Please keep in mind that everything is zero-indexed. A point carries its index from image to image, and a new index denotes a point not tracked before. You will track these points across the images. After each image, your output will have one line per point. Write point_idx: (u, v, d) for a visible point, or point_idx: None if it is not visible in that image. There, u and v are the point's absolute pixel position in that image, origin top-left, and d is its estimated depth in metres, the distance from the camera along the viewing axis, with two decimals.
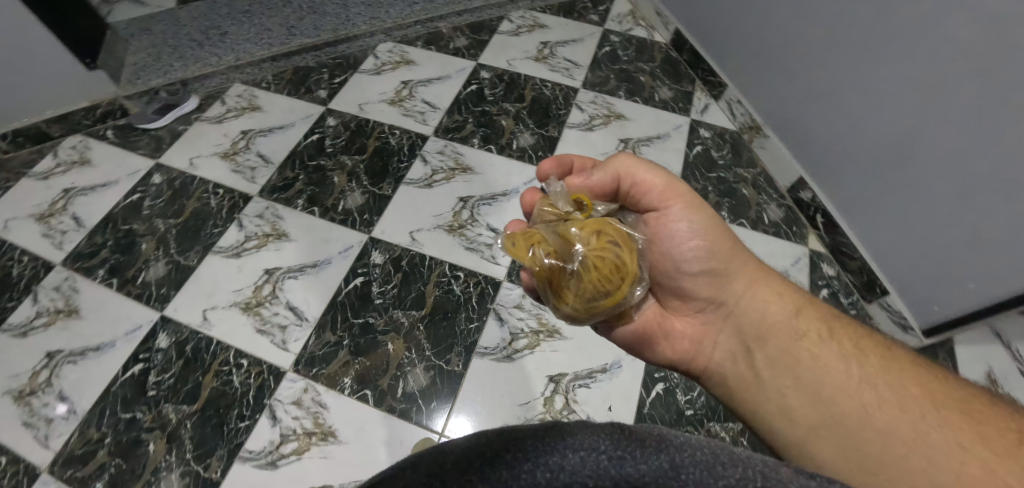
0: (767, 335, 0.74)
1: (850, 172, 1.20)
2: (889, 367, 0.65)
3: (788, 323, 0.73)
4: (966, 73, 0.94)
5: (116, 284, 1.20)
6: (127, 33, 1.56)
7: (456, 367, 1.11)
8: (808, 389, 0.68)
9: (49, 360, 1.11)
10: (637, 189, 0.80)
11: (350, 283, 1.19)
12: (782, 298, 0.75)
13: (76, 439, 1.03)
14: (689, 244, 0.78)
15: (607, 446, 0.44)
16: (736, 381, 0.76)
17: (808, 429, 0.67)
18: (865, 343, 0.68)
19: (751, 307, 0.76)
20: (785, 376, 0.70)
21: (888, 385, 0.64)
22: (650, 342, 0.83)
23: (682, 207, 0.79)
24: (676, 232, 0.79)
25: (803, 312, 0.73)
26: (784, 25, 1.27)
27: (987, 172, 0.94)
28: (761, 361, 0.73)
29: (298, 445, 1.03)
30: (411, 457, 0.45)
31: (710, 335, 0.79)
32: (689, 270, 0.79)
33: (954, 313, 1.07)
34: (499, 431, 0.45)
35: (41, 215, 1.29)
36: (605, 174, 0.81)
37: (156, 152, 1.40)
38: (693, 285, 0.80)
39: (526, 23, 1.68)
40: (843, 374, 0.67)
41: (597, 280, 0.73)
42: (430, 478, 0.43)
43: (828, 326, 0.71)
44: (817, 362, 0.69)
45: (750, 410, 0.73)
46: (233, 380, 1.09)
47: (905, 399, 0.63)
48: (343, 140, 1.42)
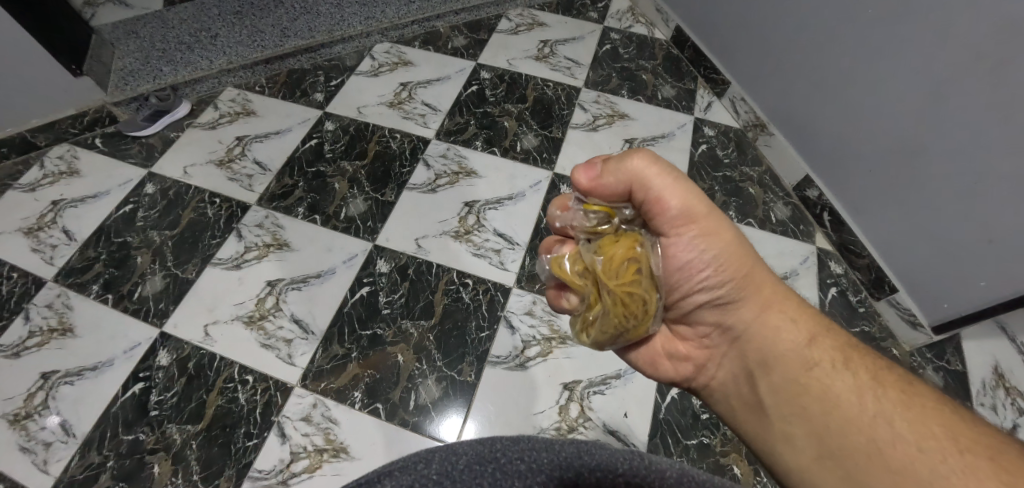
0: (774, 363, 0.67)
1: (861, 172, 1.17)
2: (909, 403, 0.59)
3: (798, 352, 0.66)
4: (977, 69, 0.92)
5: (112, 300, 1.16)
6: (114, 37, 1.51)
7: (468, 377, 1.08)
8: (815, 420, 0.62)
9: (44, 382, 1.07)
10: (652, 204, 0.70)
11: (356, 294, 1.17)
12: (795, 325, 0.68)
13: (77, 464, 1.00)
14: (702, 274, 0.71)
15: (624, 470, 0.42)
16: (740, 405, 0.71)
17: (813, 459, 0.62)
18: (884, 375, 0.62)
19: (762, 333, 0.69)
20: (790, 405, 0.65)
21: (905, 422, 0.57)
22: (656, 362, 0.80)
23: (697, 232, 0.70)
24: (688, 260, 0.71)
25: (818, 340, 0.66)
26: (787, 21, 1.25)
27: (1001, 170, 0.92)
28: (764, 387, 0.68)
29: (309, 463, 1.00)
30: (422, 451, 0.42)
31: (715, 358, 0.74)
32: (696, 298, 0.73)
33: (964, 312, 1.04)
34: (515, 440, 0.43)
35: (29, 229, 1.24)
36: (619, 175, 0.70)
37: (147, 161, 1.35)
38: (700, 311, 0.74)
39: (524, 21, 1.65)
40: (855, 407, 0.60)
41: (620, 316, 0.72)
42: (441, 477, 0.41)
43: (843, 355, 0.64)
44: (827, 392, 0.62)
45: (753, 434, 0.69)
46: (239, 397, 1.06)
47: (925, 438, 0.56)
48: (342, 145, 1.38)
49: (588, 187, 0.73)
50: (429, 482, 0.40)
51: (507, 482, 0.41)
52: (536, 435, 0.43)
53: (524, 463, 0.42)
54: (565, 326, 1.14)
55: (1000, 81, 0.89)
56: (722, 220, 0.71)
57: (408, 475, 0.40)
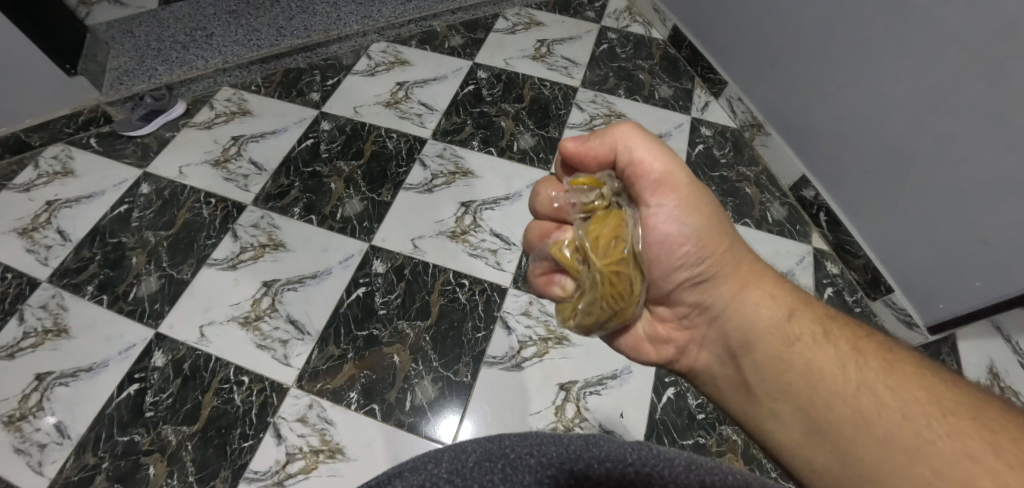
0: (755, 341, 0.66)
1: (855, 172, 1.17)
2: (890, 370, 0.58)
3: (779, 328, 0.65)
4: (975, 71, 0.92)
5: (107, 301, 1.16)
6: (108, 36, 1.50)
7: (464, 378, 1.08)
8: (800, 395, 0.61)
9: (39, 383, 1.07)
10: (631, 173, 0.70)
11: (352, 294, 1.16)
12: (775, 301, 0.67)
13: (72, 465, 1.00)
14: (680, 248, 0.70)
15: (633, 461, 0.44)
16: (725, 386, 0.70)
17: (800, 435, 0.61)
18: (864, 344, 0.61)
19: (742, 311, 0.68)
20: (775, 383, 0.63)
21: (888, 390, 0.57)
22: (640, 345, 0.79)
23: (676, 204, 0.69)
24: (666, 234, 0.70)
25: (797, 314, 0.65)
26: (783, 20, 1.25)
27: (997, 170, 0.92)
28: (748, 367, 0.66)
29: (305, 464, 1.00)
30: (432, 452, 0.45)
31: (696, 339, 0.73)
32: (676, 276, 0.72)
33: (958, 313, 1.05)
34: (521, 437, 0.45)
35: (24, 230, 1.24)
36: (604, 139, 0.71)
37: (142, 161, 1.35)
38: (679, 289, 0.72)
39: (522, 21, 1.65)
40: (838, 378, 0.59)
41: (608, 299, 0.71)
42: (451, 475, 0.43)
43: (822, 327, 0.64)
44: (809, 366, 0.61)
45: (742, 414, 0.67)
46: (234, 398, 1.06)
47: (909, 403, 0.55)
48: (339, 145, 1.38)
49: (572, 153, 0.74)
50: (439, 480, 0.43)
51: (515, 477, 0.44)
52: (543, 430, 0.46)
53: (533, 457, 0.44)
54: (561, 327, 1.14)
55: (997, 84, 0.89)
56: (700, 193, 0.70)
57: (419, 474, 0.43)
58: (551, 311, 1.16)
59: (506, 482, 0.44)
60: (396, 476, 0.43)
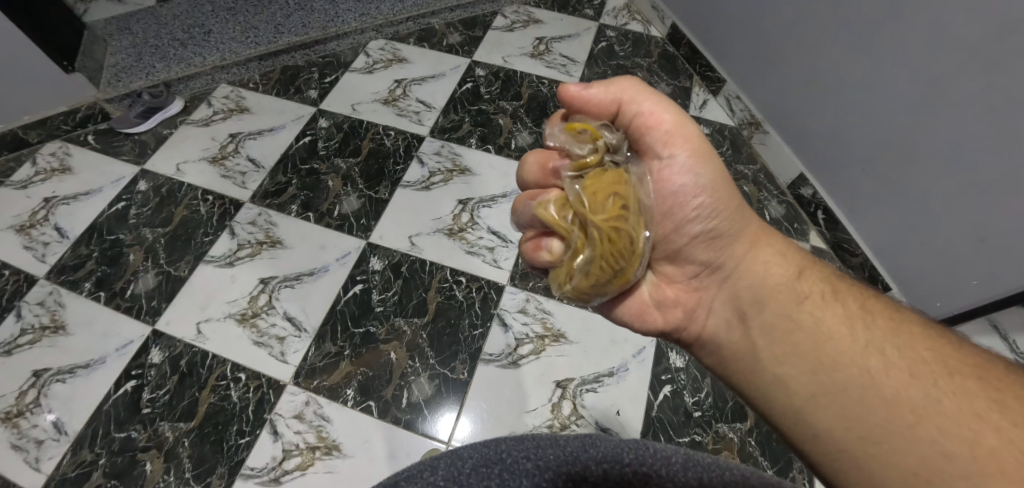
0: (766, 298, 0.67)
1: (853, 167, 1.17)
2: (898, 331, 0.59)
3: (789, 286, 0.67)
4: (974, 68, 0.92)
5: (104, 297, 1.16)
6: (106, 33, 1.50)
7: (461, 375, 1.08)
8: (808, 356, 0.62)
9: (36, 379, 1.07)
10: (639, 124, 0.70)
11: (349, 292, 1.16)
12: (783, 259, 0.69)
13: (68, 462, 1.00)
14: (693, 201, 0.69)
15: (630, 460, 0.44)
16: (731, 350, 0.69)
17: (807, 398, 0.60)
18: (872, 306, 0.62)
19: (752, 269, 0.70)
20: (783, 343, 0.64)
21: (895, 349, 0.58)
22: (645, 311, 0.77)
23: (686, 156, 0.69)
24: (678, 186, 0.69)
25: (807, 274, 0.67)
26: (781, 17, 1.24)
27: (994, 167, 0.92)
28: (756, 328, 0.67)
29: (302, 460, 1.00)
30: (427, 460, 0.44)
31: (705, 302, 0.73)
32: (689, 232, 0.71)
33: (957, 311, 1.04)
34: (517, 441, 0.45)
35: (21, 227, 1.24)
36: (610, 90, 0.70)
37: (140, 158, 1.35)
38: (689, 246, 0.72)
39: (520, 18, 1.64)
40: (847, 337, 0.60)
41: (607, 257, 0.69)
42: (448, 483, 0.43)
43: (831, 288, 0.65)
44: (817, 325, 0.62)
45: (745, 380, 0.67)
46: (231, 394, 1.06)
47: (916, 363, 0.56)
48: (336, 142, 1.38)
49: (575, 107, 0.73)
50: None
51: (512, 481, 0.44)
52: (538, 433, 0.46)
53: (530, 461, 0.45)
54: (558, 324, 1.14)
55: (996, 81, 0.89)
56: (710, 148, 0.71)
57: (415, 483, 0.43)
58: (548, 309, 1.16)
59: (504, 487, 0.44)
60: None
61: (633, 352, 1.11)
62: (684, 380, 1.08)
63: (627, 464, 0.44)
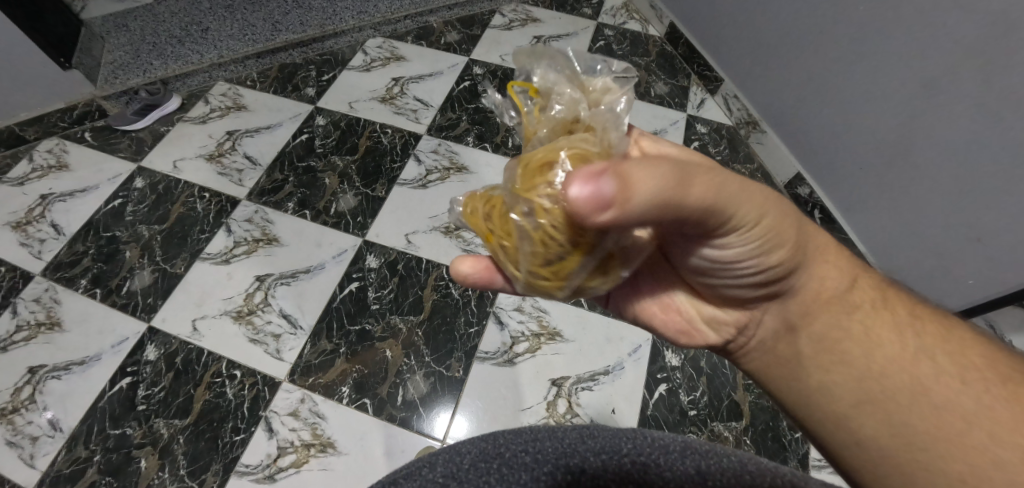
0: (817, 312, 0.64)
1: (850, 166, 1.17)
2: (950, 339, 0.59)
3: (841, 297, 0.63)
4: (969, 66, 0.92)
5: (100, 294, 1.16)
6: (103, 30, 1.50)
7: (457, 373, 1.08)
8: (856, 364, 0.60)
9: (31, 376, 1.07)
10: (700, 212, 0.52)
11: (344, 290, 1.16)
12: (841, 269, 0.64)
13: (63, 459, 1.00)
14: (749, 259, 0.60)
15: (628, 450, 0.44)
16: (776, 356, 0.68)
17: (853, 406, 0.60)
18: (921, 311, 0.62)
19: (806, 287, 0.64)
20: (829, 352, 0.62)
21: (947, 357, 0.58)
22: (690, 330, 0.74)
23: (750, 224, 0.56)
24: (729, 250, 0.60)
25: (859, 282, 0.64)
26: (778, 16, 1.24)
27: (990, 166, 0.92)
28: (801, 336, 0.65)
29: (297, 458, 1.00)
30: (426, 457, 0.45)
31: (753, 321, 0.69)
32: (737, 278, 0.64)
33: (959, 309, 1.03)
34: (510, 434, 0.45)
35: (18, 224, 1.25)
36: (665, 194, 0.48)
37: (137, 155, 1.35)
38: (742, 286, 0.65)
39: (518, 17, 1.64)
40: (897, 346, 0.59)
41: (545, 234, 0.57)
42: (447, 479, 0.44)
43: (880, 294, 0.63)
44: (868, 334, 0.61)
45: (787, 385, 0.67)
46: (226, 392, 1.06)
47: (967, 371, 0.56)
48: (333, 140, 1.38)
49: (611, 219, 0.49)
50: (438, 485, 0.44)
51: (509, 475, 0.44)
52: (535, 426, 0.46)
53: (528, 455, 0.45)
54: (554, 322, 1.14)
55: (992, 81, 0.89)
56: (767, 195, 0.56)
57: (416, 480, 0.44)
58: (543, 307, 1.16)
59: (503, 481, 0.44)
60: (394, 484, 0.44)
61: (629, 351, 1.11)
62: (680, 378, 1.08)
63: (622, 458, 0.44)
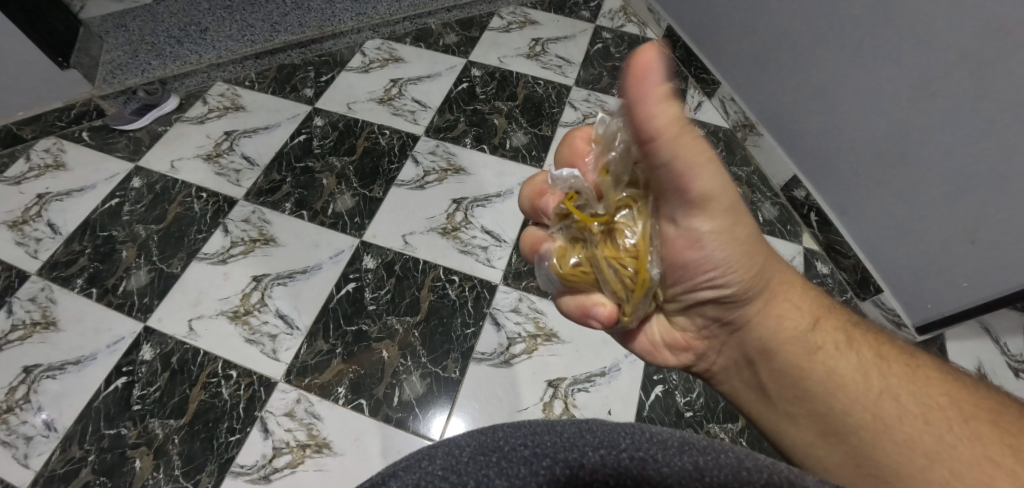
0: (776, 350, 0.65)
1: (846, 173, 1.17)
2: (913, 376, 0.59)
3: (800, 337, 0.64)
4: (964, 71, 0.92)
5: (96, 293, 1.16)
6: (102, 30, 1.50)
7: (453, 374, 1.08)
8: (817, 401, 0.62)
9: (26, 376, 1.07)
10: (675, 184, 0.58)
11: (341, 290, 1.16)
12: (800, 310, 0.66)
13: (58, 459, 0.99)
14: (707, 272, 0.65)
15: (652, 450, 0.36)
16: (744, 390, 0.70)
17: (815, 438, 0.61)
18: (886, 351, 0.62)
19: (766, 322, 0.66)
20: (793, 389, 0.63)
21: (910, 395, 0.58)
22: (655, 349, 0.77)
23: (709, 231, 0.62)
24: (692, 258, 0.64)
25: (821, 323, 0.65)
26: (774, 21, 1.24)
27: (986, 172, 0.92)
28: (765, 373, 0.66)
29: (292, 458, 1.00)
30: (424, 448, 0.37)
31: (715, 347, 0.72)
32: (699, 293, 0.68)
33: (947, 314, 1.05)
34: (517, 426, 0.37)
35: (15, 223, 1.24)
36: (671, 118, 0.51)
37: (134, 155, 1.35)
38: (701, 305, 0.69)
39: (517, 19, 1.65)
40: (860, 385, 0.60)
41: (620, 281, 0.68)
42: (446, 472, 0.36)
43: (845, 335, 0.63)
44: (829, 373, 0.61)
45: (757, 416, 0.68)
46: (222, 392, 1.05)
47: (930, 410, 0.56)
48: (331, 141, 1.38)
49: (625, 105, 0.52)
50: (434, 479, 0.35)
51: (514, 472, 0.36)
52: (536, 417, 0.38)
53: (529, 448, 0.36)
54: (551, 324, 1.14)
55: (987, 85, 0.89)
56: (740, 214, 0.62)
57: (413, 473, 0.36)
58: (541, 309, 1.16)
59: (503, 478, 0.36)
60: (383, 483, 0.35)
61: (626, 352, 1.11)
62: (676, 380, 1.08)
63: (650, 460, 0.36)
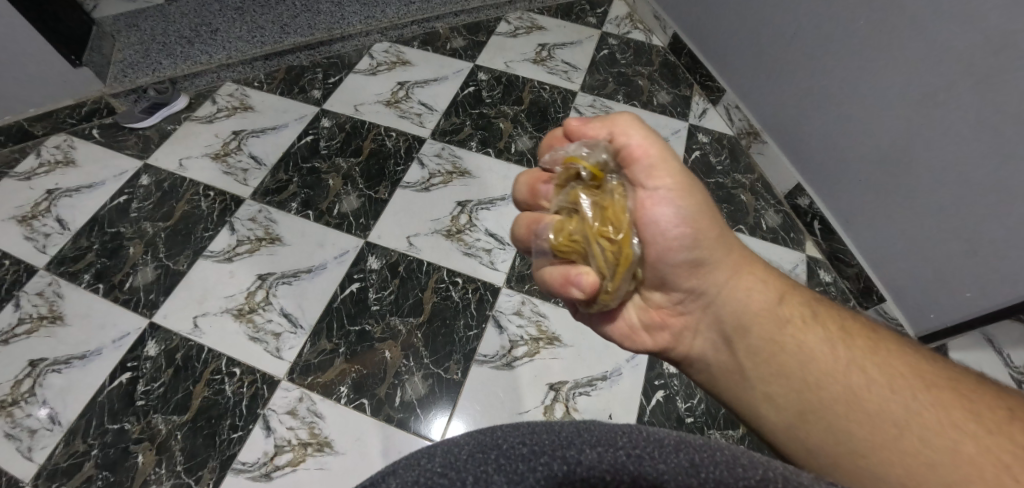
0: (748, 325, 0.66)
1: (852, 179, 1.17)
2: (877, 348, 0.60)
3: (770, 310, 0.66)
4: (969, 81, 0.92)
5: (103, 289, 1.17)
6: (114, 29, 1.52)
7: (455, 375, 1.08)
8: (793, 377, 0.62)
9: (32, 369, 1.08)
10: (636, 152, 0.68)
11: (346, 290, 1.17)
12: (766, 286, 0.68)
13: (61, 452, 1.00)
14: (675, 231, 0.68)
15: (648, 449, 0.37)
16: (720, 373, 0.68)
17: (794, 418, 0.61)
18: (850, 324, 0.63)
19: (735, 296, 0.68)
20: (768, 365, 0.64)
21: (876, 366, 0.58)
22: (632, 333, 0.76)
23: (669, 188, 0.68)
24: (659, 216, 0.68)
25: (787, 298, 0.66)
26: (780, 29, 1.25)
27: (990, 180, 0.92)
28: (741, 350, 0.66)
29: (293, 457, 1.00)
30: (423, 447, 0.38)
31: (691, 325, 0.71)
32: (671, 261, 0.69)
33: (947, 323, 1.05)
34: (515, 425, 0.38)
35: (23, 217, 1.26)
36: (615, 118, 0.70)
37: (143, 153, 1.36)
38: (674, 277, 0.70)
39: (524, 25, 1.66)
40: (828, 358, 0.61)
41: (608, 253, 0.68)
42: (445, 469, 0.36)
43: (812, 309, 0.65)
44: (800, 346, 0.62)
45: (735, 400, 0.67)
46: (225, 389, 1.06)
47: (896, 379, 0.57)
48: (338, 142, 1.39)
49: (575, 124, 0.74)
50: (433, 477, 0.36)
51: (512, 469, 0.36)
52: (533, 417, 0.38)
53: (526, 447, 0.37)
54: (553, 327, 1.14)
55: (992, 96, 0.90)
56: (692, 182, 0.69)
57: (412, 470, 0.36)
58: (543, 312, 1.16)
59: (500, 476, 0.36)
60: (386, 478, 0.36)
61: (627, 357, 1.11)
62: (677, 386, 1.08)
63: (647, 457, 0.36)
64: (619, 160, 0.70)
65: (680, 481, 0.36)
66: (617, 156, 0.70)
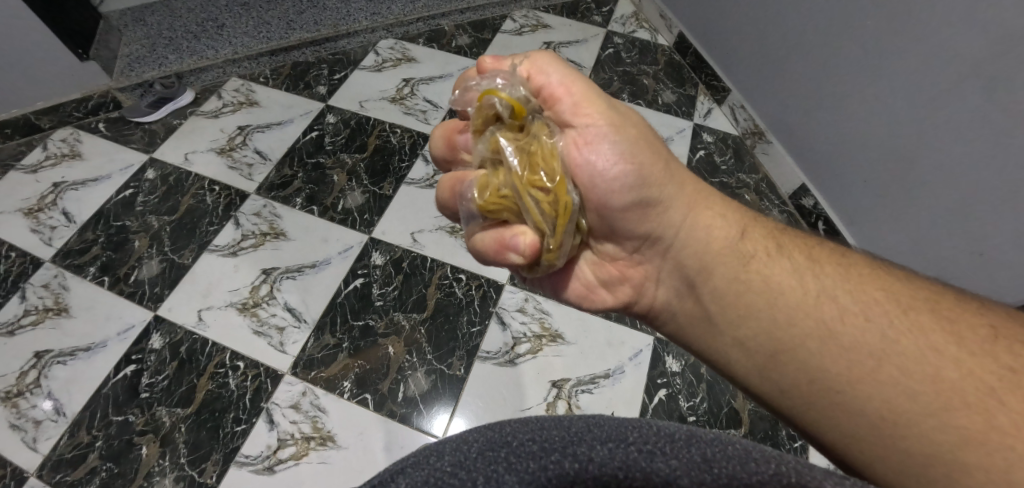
0: (710, 265, 0.65)
1: (858, 176, 1.16)
2: (846, 275, 0.59)
3: (732, 247, 0.65)
4: (976, 81, 0.92)
5: (108, 282, 1.17)
6: (121, 23, 1.53)
7: (457, 371, 1.09)
8: (762, 317, 0.60)
9: (37, 360, 1.08)
10: (557, 90, 0.70)
11: (349, 285, 1.18)
12: (725, 220, 0.67)
13: (65, 443, 1.01)
14: (612, 170, 0.67)
15: (660, 445, 0.37)
16: (688, 319, 0.67)
17: (767, 360, 0.59)
18: (817, 253, 0.62)
19: (692, 234, 0.67)
20: (733, 307, 0.62)
21: (848, 293, 0.57)
22: (590, 291, 0.77)
23: (600, 124, 0.68)
24: (592, 156, 0.67)
25: (749, 233, 0.65)
26: (786, 27, 1.24)
27: (995, 179, 0.92)
28: (707, 295, 0.65)
29: (296, 450, 1.00)
30: (432, 445, 0.38)
31: (652, 275, 0.71)
32: (616, 204, 0.68)
33: None
34: (523, 421, 0.38)
35: (29, 209, 1.26)
36: (534, 58, 0.72)
37: (149, 147, 1.37)
38: (624, 223, 0.70)
39: (529, 23, 1.66)
40: (797, 292, 0.59)
41: (543, 204, 0.67)
42: (455, 468, 0.36)
43: (775, 243, 0.64)
44: (766, 281, 0.61)
45: (706, 347, 0.65)
46: (229, 382, 1.07)
47: (869, 306, 0.56)
48: (343, 138, 1.40)
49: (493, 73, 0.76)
50: (444, 475, 0.36)
51: (523, 467, 0.36)
52: (540, 413, 0.39)
53: (536, 444, 0.37)
54: (556, 325, 1.14)
55: (999, 97, 0.90)
56: (624, 118, 0.69)
57: (421, 470, 0.36)
58: (546, 309, 1.16)
59: (509, 474, 0.36)
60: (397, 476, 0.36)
61: (629, 355, 1.12)
62: (679, 385, 1.09)
63: (658, 453, 0.36)
64: (542, 100, 0.72)
65: (693, 478, 0.36)
66: (540, 96, 0.72)
